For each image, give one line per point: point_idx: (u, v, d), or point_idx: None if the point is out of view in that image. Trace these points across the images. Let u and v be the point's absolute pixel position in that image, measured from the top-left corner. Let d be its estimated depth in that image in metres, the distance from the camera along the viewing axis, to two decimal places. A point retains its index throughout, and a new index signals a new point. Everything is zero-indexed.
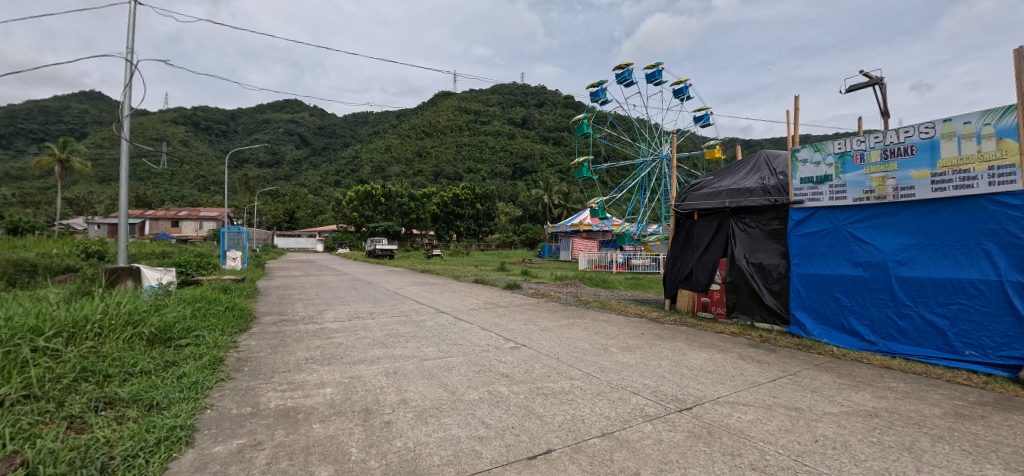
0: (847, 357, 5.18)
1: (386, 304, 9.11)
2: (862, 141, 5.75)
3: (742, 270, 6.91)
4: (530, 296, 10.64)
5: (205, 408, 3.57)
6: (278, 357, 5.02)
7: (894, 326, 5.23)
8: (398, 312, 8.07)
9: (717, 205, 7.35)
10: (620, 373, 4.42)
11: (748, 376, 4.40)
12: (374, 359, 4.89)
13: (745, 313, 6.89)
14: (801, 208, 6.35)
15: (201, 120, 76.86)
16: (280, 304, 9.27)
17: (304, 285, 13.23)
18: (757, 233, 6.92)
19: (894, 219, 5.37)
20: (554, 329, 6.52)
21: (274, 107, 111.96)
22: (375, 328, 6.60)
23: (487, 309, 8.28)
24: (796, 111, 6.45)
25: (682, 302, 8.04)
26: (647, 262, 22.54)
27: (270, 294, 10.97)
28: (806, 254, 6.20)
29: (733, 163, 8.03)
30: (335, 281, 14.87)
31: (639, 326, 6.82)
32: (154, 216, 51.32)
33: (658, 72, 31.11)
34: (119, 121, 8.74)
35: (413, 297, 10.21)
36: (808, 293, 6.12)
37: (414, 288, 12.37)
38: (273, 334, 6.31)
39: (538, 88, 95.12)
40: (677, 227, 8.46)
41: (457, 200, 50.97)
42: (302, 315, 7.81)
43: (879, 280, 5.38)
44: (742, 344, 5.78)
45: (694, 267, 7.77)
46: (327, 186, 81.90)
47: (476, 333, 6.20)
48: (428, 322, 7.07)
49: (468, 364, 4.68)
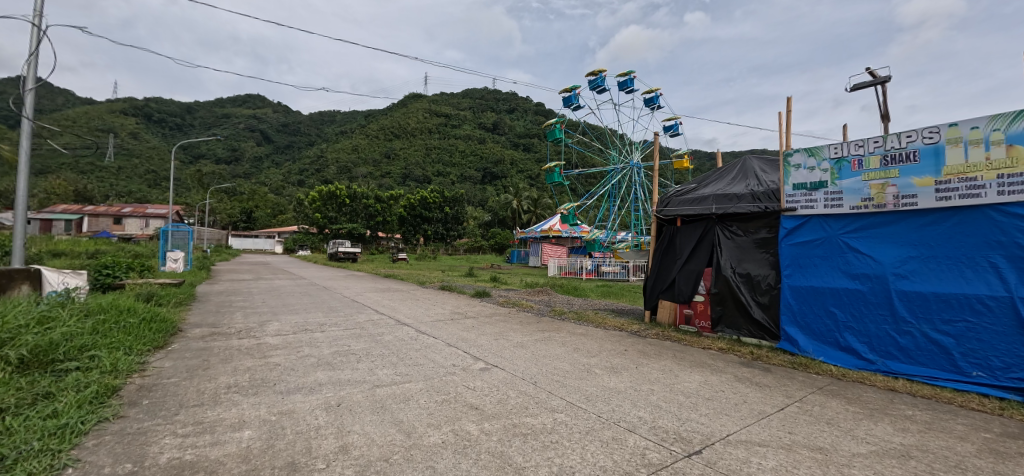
0: (848, 377, 4.75)
1: (340, 314, 8.18)
2: (860, 145, 5.39)
3: (728, 280, 6.48)
4: (499, 305, 9.89)
5: (64, 467, 2.58)
6: (193, 385, 4.05)
7: (894, 343, 4.86)
8: (352, 324, 7.14)
9: (703, 211, 6.96)
10: (610, 403, 3.76)
11: (753, 404, 3.86)
12: (315, 385, 4.02)
13: (731, 327, 6.45)
14: (792, 216, 5.96)
15: (154, 112, 72.06)
16: (218, 313, 8.15)
17: (251, 291, 11.97)
18: (744, 241, 6.51)
19: (891, 229, 5.06)
20: (529, 344, 5.81)
21: (234, 101, 106.71)
22: (323, 343, 5.70)
23: (454, 321, 7.48)
24: (788, 114, 6.12)
25: (663, 314, 7.55)
26: (617, 270, 22.25)
27: (208, 301, 9.73)
28: (798, 265, 5.80)
29: (718, 167, 7.68)
30: (287, 286, 13.61)
31: (621, 341, 6.20)
32: (95, 213, 46.94)
33: (630, 80, 31.34)
34: (20, 95, 7.39)
35: (372, 306, 9.28)
36: (799, 306, 5.71)
37: (375, 295, 11.42)
38: (197, 352, 5.26)
39: (510, 95, 95.21)
40: (658, 233, 7.96)
41: (425, 203, 49.76)
42: (238, 328, 6.75)
43: (877, 294, 5.02)
44: (733, 362, 5.26)
45: (677, 277, 7.27)
46: (289, 186, 78.36)
47: (441, 350, 5.42)
48: (386, 336, 6.20)
49: (429, 392, 3.90)
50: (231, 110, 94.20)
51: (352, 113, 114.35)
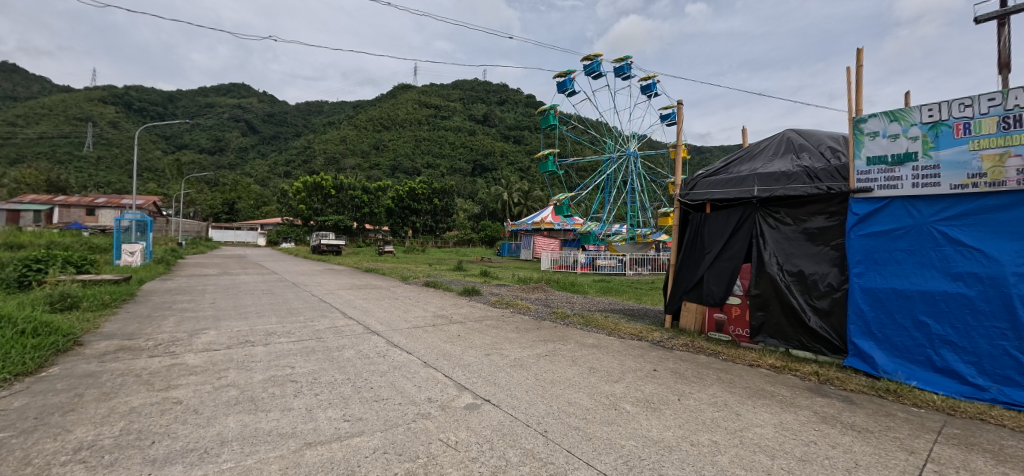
0: (962, 413, 3.54)
1: (298, 318, 6.74)
2: (968, 105, 4.07)
3: (774, 279, 5.26)
4: (490, 306, 8.48)
5: None
6: (22, 447, 2.63)
7: (1017, 366, 3.62)
8: (307, 333, 5.73)
9: (740, 194, 5.72)
10: (663, 472, 2.45)
11: (872, 470, 2.59)
12: (213, 446, 2.64)
13: (777, 337, 5.25)
14: (865, 199, 4.67)
15: (134, 100, 72.69)
16: (147, 318, 6.62)
17: (206, 289, 10.39)
18: (793, 231, 5.27)
19: (1008, 217, 3.81)
20: (531, 364, 4.46)
21: (218, 90, 103.46)
22: (258, 364, 4.29)
23: (435, 329, 6.12)
24: (859, 69, 4.86)
25: (689, 319, 6.33)
26: (613, 264, 20.92)
27: (146, 302, 8.23)
28: (871, 261, 4.54)
29: (754, 144, 6.39)
30: (251, 283, 12.02)
31: (645, 357, 4.89)
32: (66, 203, 43.97)
33: (626, 65, 29.91)
34: None
35: (340, 309, 7.83)
36: (874, 313, 4.47)
37: (348, 294, 9.95)
38: (75, 381, 3.81)
39: (501, 87, 93.97)
40: (681, 224, 6.73)
41: (413, 195, 47.85)
42: (159, 340, 5.29)
43: (990, 301, 3.77)
44: (800, 390, 3.99)
45: (705, 275, 6.01)
46: (274, 177, 75.02)
47: (414, 373, 4.06)
48: (347, 352, 4.81)
49: (388, 456, 2.55)
50: (213, 99, 91.11)
51: (341, 104, 111.61)
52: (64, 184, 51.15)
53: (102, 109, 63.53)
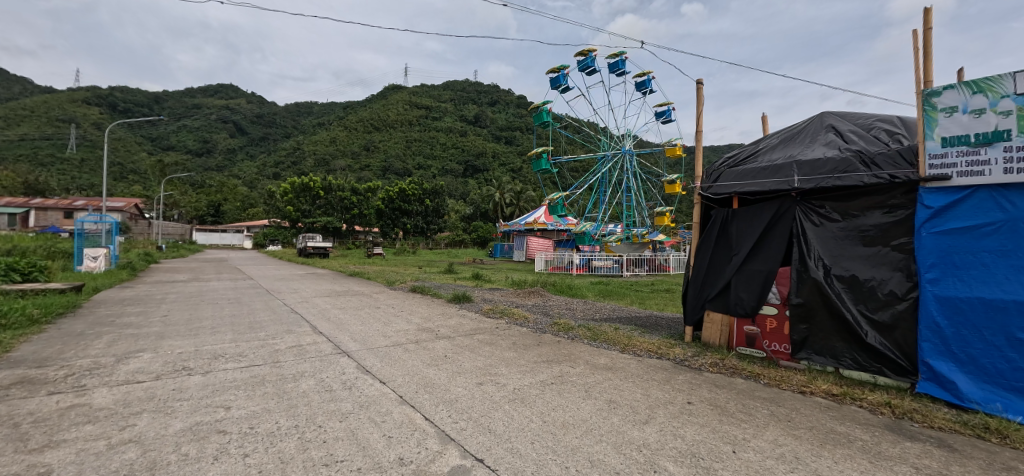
0: None
1: (258, 335, 5.77)
2: None
3: (820, 286, 4.42)
4: (483, 317, 7.48)
5: None
6: None
7: None
8: (261, 356, 4.73)
9: (775, 184, 4.90)
10: None
11: None
12: None
13: (824, 354, 4.41)
14: (938, 188, 3.86)
15: (118, 101, 70.68)
16: (77, 338, 5.58)
17: (166, 298, 9.26)
18: (843, 229, 4.45)
19: None
20: (534, 398, 3.53)
21: (204, 91, 101.10)
22: (185, 404, 3.32)
23: (418, 347, 5.16)
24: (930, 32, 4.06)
25: (712, 332, 5.48)
26: (610, 265, 20.06)
27: (86, 315, 7.12)
28: (949, 264, 3.72)
29: (786, 129, 5.57)
30: (220, 291, 10.89)
31: (671, 383, 4.00)
32: (43, 206, 41.70)
33: (621, 61, 29.22)
34: None
35: (312, 322, 6.79)
36: (953, 327, 3.64)
37: (325, 302, 8.90)
38: None
39: (491, 88, 93.79)
40: (702, 221, 5.91)
41: (404, 195, 46.67)
42: (74, 368, 4.27)
43: None
44: (879, 429, 3.12)
45: (733, 280, 5.18)
46: (263, 179, 72.92)
47: (387, 415, 3.15)
48: (303, 384, 3.83)
49: None
50: (198, 100, 88.86)
51: (330, 105, 109.88)
52: (43, 186, 49.14)
53: (84, 110, 61.69)
